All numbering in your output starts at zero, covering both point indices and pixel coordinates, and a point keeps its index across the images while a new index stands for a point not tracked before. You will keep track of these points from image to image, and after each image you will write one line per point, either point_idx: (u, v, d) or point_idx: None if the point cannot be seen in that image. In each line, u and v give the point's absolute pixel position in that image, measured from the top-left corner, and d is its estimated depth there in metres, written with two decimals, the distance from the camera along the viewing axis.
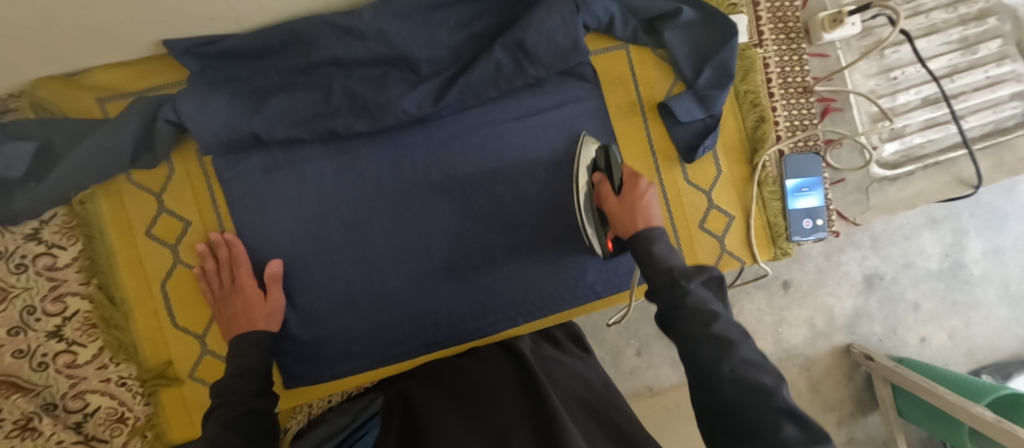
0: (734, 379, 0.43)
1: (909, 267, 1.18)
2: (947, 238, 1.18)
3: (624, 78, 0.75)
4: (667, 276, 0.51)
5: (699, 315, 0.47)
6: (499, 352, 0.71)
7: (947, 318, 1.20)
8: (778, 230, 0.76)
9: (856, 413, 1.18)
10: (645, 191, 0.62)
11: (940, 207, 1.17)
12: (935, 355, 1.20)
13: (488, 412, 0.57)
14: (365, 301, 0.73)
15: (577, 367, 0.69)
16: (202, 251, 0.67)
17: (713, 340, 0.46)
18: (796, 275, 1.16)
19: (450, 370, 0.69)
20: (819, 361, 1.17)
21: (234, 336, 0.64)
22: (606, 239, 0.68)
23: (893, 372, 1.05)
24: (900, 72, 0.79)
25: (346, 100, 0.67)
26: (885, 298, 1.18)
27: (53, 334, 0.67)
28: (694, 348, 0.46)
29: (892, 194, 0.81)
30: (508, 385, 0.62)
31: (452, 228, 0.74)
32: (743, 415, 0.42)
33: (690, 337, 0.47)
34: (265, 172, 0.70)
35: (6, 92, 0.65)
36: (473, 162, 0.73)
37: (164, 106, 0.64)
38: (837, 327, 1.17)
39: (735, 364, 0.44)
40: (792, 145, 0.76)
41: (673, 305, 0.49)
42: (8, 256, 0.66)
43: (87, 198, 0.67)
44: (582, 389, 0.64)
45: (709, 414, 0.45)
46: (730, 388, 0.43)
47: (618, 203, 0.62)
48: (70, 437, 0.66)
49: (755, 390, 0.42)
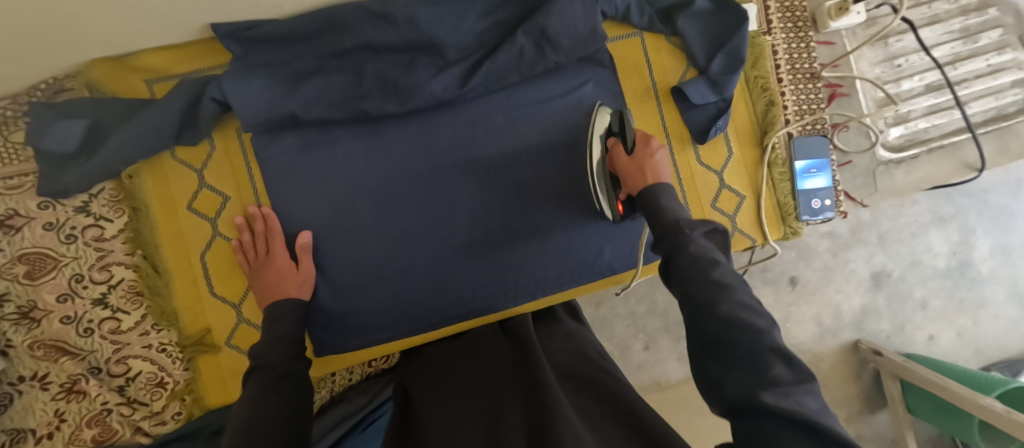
0: (728, 317, 0.43)
1: (916, 265, 1.20)
2: (954, 237, 1.21)
3: (639, 64, 0.78)
4: (674, 225, 0.53)
5: (701, 263, 0.48)
6: (491, 340, 0.74)
7: (954, 316, 1.22)
8: (788, 210, 0.79)
9: (864, 410, 1.19)
10: (656, 150, 0.64)
11: (945, 204, 1.19)
12: (944, 352, 1.21)
13: (484, 394, 0.59)
14: (391, 277, 0.75)
15: (566, 340, 0.72)
16: (240, 224, 0.71)
17: (712, 281, 0.46)
18: (803, 271, 1.19)
19: (457, 360, 0.71)
20: (826, 357, 1.19)
21: (269, 303, 0.67)
22: (616, 202, 0.70)
23: (902, 367, 1.07)
24: (904, 59, 0.82)
25: (378, 83, 0.71)
26: (892, 295, 1.20)
27: (98, 301, 0.71)
28: (691, 288, 0.47)
29: (899, 177, 0.84)
30: (505, 367, 0.64)
31: (476, 207, 0.76)
32: (730, 349, 0.42)
33: (689, 280, 0.47)
34: (299, 152, 0.73)
35: (60, 73, 0.69)
36: (496, 144, 0.76)
37: (210, 86, 0.68)
38: (844, 323, 1.20)
39: (731, 306, 0.44)
40: (800, 129, 0.80)
41: (678, 247, 0.50)
42: (59, 228, 0.71)
43: (134, 172, 0.71)
44: (573, 360, 0.66)
45: (700, 345, 0.45)
46: (724, 326, 0.43)
47: (629, 162, 0.64)
48: (114, 398, 0.70)
49: (747, 331, 0.42)
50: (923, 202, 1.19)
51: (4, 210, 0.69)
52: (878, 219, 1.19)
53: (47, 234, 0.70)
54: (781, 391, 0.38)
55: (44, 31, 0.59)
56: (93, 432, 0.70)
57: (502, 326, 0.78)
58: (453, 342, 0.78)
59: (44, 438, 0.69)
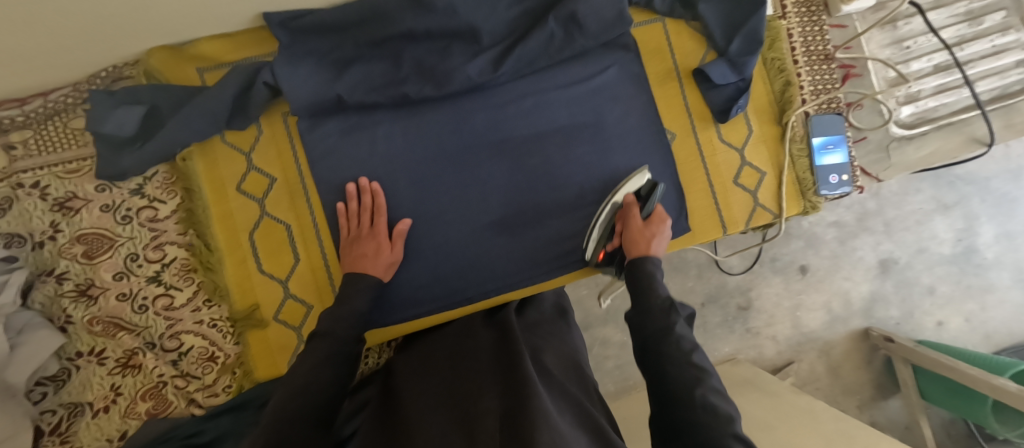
0: (702, 401, 0.48)
1: (922, 252, 1.23)
2: (958, 224, 1.24)
3: (662, 48, 0.82)
4: (669, 303, 0.58)
5: (683, 346, 0.53)
6: (476, 330, 0.72)
7: (962, 301, 1.25)
8: (807, 185, 0.83)
9: (876, 397, 1.22)
10: (663, 229, 0.71)
11: (948, 192, 1.23)
12: (953, 337, 1.24)
13: (463, 377, 0.59)
14: (431, 253, 0.78)
15: (551, 336, 0.69)
16: (351, 191, 0.75)
17: (693, 366, 0.51)
18: (812, 259, 1.22)
19: (445, 344, 0.72)
20: (837, 345, 1.22)
21: (359, 273, 0.70)
22: (600, 250, 0.77)
23: (913, 352, 1.10)
24: (912, 41, 0.86)
25: (415, 69, 0.75)
26: (900, 282, 1.23)
27: (153, 279, 0.74)
28: (668, 368, 0.52)
29: (910, 152, 0.87)
30: (487, 350, 0.64)
31: (508, 186, 0.79)
32: (696, 430, 0.46)
33: (670, 360, 0.53)
34: (341, 135, 0.77)
35: (120, 61, 0.73)
36: (526, 126, 0.80)
37: (262, 71, 0.72)
38: (854, 311, 1.23)
39: (705, 391, 0.49)
40: (816, 107, 0.84)
41: (663, 330, 0.56)
42: (115, 209, 0.74)
43: (187, 155, 0.74)
44: (560, 365, 0.64)
45: (667, 428, 0.50)
46: (699, 410, 0.47)
47: (638, 224, 0.71)
48: (169, 371, 0.74)
49: (719, 415, 0.47)
50: (926, 190, 1.23)
51: (64, 193, 0.73)
52: (883, 207, 1.22)
53: (104, 215, 0.74)
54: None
55: (108, 19, 0.63)
56: (147, 405, 0.73)
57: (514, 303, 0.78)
58: (447, 326, 0.78)
59: (101, 411, 0.72)
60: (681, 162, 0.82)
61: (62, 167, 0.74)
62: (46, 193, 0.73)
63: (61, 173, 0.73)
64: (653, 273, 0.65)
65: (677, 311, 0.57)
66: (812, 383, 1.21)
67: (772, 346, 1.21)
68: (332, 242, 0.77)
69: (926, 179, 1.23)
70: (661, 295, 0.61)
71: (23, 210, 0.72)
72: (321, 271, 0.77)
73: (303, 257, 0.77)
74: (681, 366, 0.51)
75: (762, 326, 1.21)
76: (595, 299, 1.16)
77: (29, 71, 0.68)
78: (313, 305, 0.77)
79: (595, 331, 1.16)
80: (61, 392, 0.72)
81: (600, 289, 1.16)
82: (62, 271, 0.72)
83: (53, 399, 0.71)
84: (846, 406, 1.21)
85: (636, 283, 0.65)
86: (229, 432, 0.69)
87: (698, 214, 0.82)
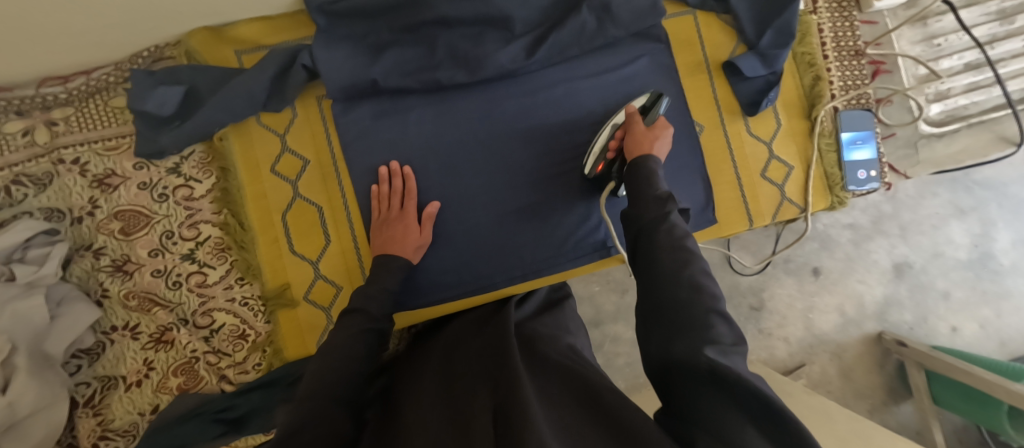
0: (688, 281, 0.48)
1: (937, 256, 1.23)
2: (974, 229, 1.23)
3: (692, 40, 0.83)
4: (665, 194, 0.57)
5: (675, 232, 0.52)
6: (474, 332, 0.70)
7: (977, 307, 1.24)
8: (835, 180, 0.83)
9: (889, 402, 1.21)
10: (662, 133, 0.69)
11: (965, 197, 1.23)
12: (967, 344, 1.23)
13: (457, 376, 0.58)
14: (459, 237, 0.79)
15: (548, 331, 0.67)
16: (383, 174, 0.76)
17: (684, 250, 0.50)
18: (826, 261, 1.22)
19: (440, 347, 0.71)
20: (850, 348, 1.21)
21: (390, 255, 0.71)
22: (599, 162, 0.75)
23: (928, 356, 1.09)
24: (943, 39, 0.86)
25: (449, 55, 0.76)
26: (914, 286, 1.23)
27: (187, 256, 0.75)
28: (660, 257, 0.50)
29: (939, 149, 0.87)
30: (480, 348, 0.63)
31: (537, 172, 0.80)
32: (683, 310, 0.46)
33: (663, 249, 0.51)
34: (373, 118, 0.78)
35: (162, 42, 0.75)
36: (556, 114, 0.80)
37: (301, 54, 0.73)
38: (867, 314, 1.22)
39: (694, 271, 0.48)
40: (845, 103, 0.84)
41: (658, 222, 0.54)
42: (152, 187, 0.75)
43: (224, 135, 0.76)
44: (557, 354, 0.59)
45: (652, 308, 0.49)
46: (684, 289, 0.47)
47: (636, 128, 0.70)
48: (202, 347, 0.75)
49: (704, 294, 0.47)
50: (943, 194, 1.22)
51: (103, 170, 0.75)
52: (899, 211, 1.22)
53: (141, 193, 0.75)
54: (722, 350, 0.42)
55: None
56: (178, 380, 0.74)
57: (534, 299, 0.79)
58: (447, 330, 0.77)
59: (133, 385, 0.73)
60: (708, 154, 0.82)
61: (101, 144, 0.75)
62: (86, 170, 0.74)
63: (101, 150, 0.75)
64: (652, 169, 0.62)
65: (673, 201, 0.56)
66: (824, 386, 1.20)
67: (784, 347, 1.21)
68: (362, 224, 0.78)
69: (943, 183, 1.22)
70: (660, 189, 0.58)
71: (63, 186, 0.74)
72: (351, 253, 0.78)
73: (333, 239, 0.78)
74: (672, 251, 0.50)
75: (774, 326, 1.21)
76: (608, 296, 1.17)
77: (74, 49, 0.70)
78: (342, 286, 0.77)
79: (607, 328, 1.16)
80: (96, 365, 0.74)
81: (613, 285, 1.17)
82: (99, 246, 0.74)
83: (88, 371, 0.73)
84: (858, 410, 1.20)
85: (636, 182, 0.61)
86: (260, 408, 0.74)
87: (724, 205, 0.82)
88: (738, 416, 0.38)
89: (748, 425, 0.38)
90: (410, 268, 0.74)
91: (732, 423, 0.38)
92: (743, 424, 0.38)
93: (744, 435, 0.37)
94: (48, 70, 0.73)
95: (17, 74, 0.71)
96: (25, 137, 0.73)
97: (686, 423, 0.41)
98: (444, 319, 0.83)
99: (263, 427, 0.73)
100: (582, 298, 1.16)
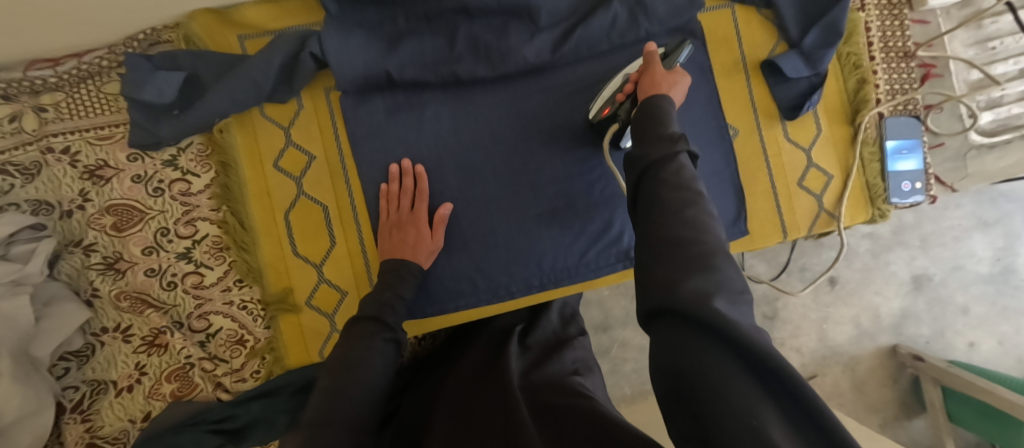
0: (694, 221, 0.41)
1: (958, 269, 1.17)
2: (998, 242, 1.16)
3: (729, 37, 0.77)
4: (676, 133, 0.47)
5: (682, 174, 0.45)
6: (487, 363, 0.65)
7: (996, 323, 1.18)
8: (877, 191, 0.77)
9: (900, 416, 1.16)
10: (675, 76, 0.58)
11: (992, 210, 1.15)
12: (984, 360, 1.17)
13: (471, 422, 0.53)
14: (475, 244, 0.74)
15: (557, 373, 0.63)
16: (394, 172, 0.71)
17: (688, 189, 0.43)
18: (843, 271, 1.16)
19: (451, 375, 0.65)
20: (864, 360, 1.16)
21: (399, 259, 0.67)
22: (603, 108, 0.68)
23: (945, 373, 1.02)
24: (998, 42, 0.80)
25: (469, 47, 0.70)
26: (933, 299, 1.17)
27: (183, 255, 0.71)
28: (661, 194, 0.43)
29: (990, 162, 0.82)
30: (490, 388, 0.58)
31: (559, 176, 0.74)
32: (684, 250, 0.40)
33: (665, 185, 0.44)
34: (387, 114, 0.72)
35: (159, 24, 0.69)
36: (581, 112, 0.75)
37: (309, 41, 0.68)
38: (883, 326, 1.17)
39: (699, 211, 0.42)
40: (891, 108, 0.78)
41: (664, 159, 0.45)
42: (146, 181, 0.70)
43: (225, 127, 0.70)
44: (561, 399, 0.55)
45: (647, 249, 0.42)
46: (686, 228, 0.41)
47: (646, 67, 0.59)
48: (197, 353, 0.71)
49: (708, 234, 0.41)
50: (967, 205, 1.15)
51: (95, 161, 0.70)
52: (920, 222, 1.15)
53: (135, 187, 0.70)
54: (729, 300, 0.37)
55: None
56: (172, 386, 0.70)
57: (562, 331, 0.75)
58: (458, 355, 0.73)
59: (124, 391, 0.69)
60: (743, 160, 0.77)
61: (93, 133, 0.70)
62: (77, 160, 0.69)
63: (93, 139, 0.70)
64: (665, 106, 0.52)
65: (684, 141, 0.47)
66: (835, 399, 1.15)
67: (796, 358, 1.16)
68: (370, 226, 0.73)
69: (968, 194, 1.15)
70: (673, 129, 0.49)
71: (53, 177, 0.69)
72: (358, 256, 0.73)
73: (339, 241, 0.73)
74: (675, 189, 0.43)
75: (787, 337, 1.16)
76: (616, 301, 1.12)
77: (68, 29, 0.65)
78: (348, 291, 0.73)
79: (614, 333, 1.12)
80: (85, 368, 0.69)
81: (621, 290, 1.12)
82: (90, 242, 0.69)
83: (76, 375, 0.69)
84: (870, 424, 1.15)
85: (641, 120, 0.51)
86: (259, 420, 0.69)
87: (758, 215, 0.77)
88: (749, 383, 0.32)
89: (759, 392, 0.32)
90: (421, 274, 0.70)
91: (742, 391, 0.31)
92: (753, 388, 0.32)
93: (756, 402, 0.31)
94: (38, 51, 0.68)
95: (3, 55, 0.66)
96: (12, 124, 0.69)
97: (685, 384, 0.34)
98: (462, 335, 0.79)
99: (263, 441, 0.69)
100: (590, 302, 1.12)
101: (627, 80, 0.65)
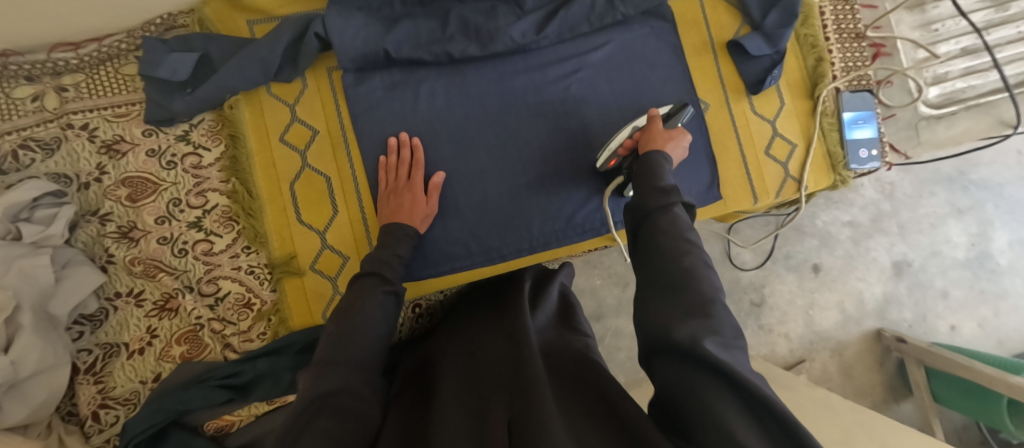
0: (689, 269, 0.46)
1: (935, 254, 1.22)
2: (972, 228, 1.23)
3: (698, 20, 0.84)
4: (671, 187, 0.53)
5: (677, 223, 0.50)
6: (491, 319, 0.69)
7: (976, 306, 1.23)
8: (837, 159, 0.84)
9: (889, 400, 1.20)
10: (680, 138, 0.66)
11: (963, 196, 1.22)
12: (967, 342, 1.22)
13: (483, 370, 0.56)
14: (469, 210, 0.79)
15: (567, 332, 0.66)
16: (393, 145, 0.76)
17: (684, 238, 0.48)
18: (826, 258, 1.22)
19: (457, 336, 0.70)
20: (850, 345, 1.21)
21: (396, 222, 0.72)
22: (612, 158, 0.74)
23: (927, 352, 1.07)
24: (940, 24, 0.88)
25: (460, 28, 0.77)
26: (913, 284, 1.22)
27: (194, 224, 0.75)
28: (660, 243, 0.48)
29: (941, 132, 0.90)
30: (500, 339, 0.61)
31: (547, 147, 0.80)
32: (683, 296, 0.44)
33: (663, 234, 0.49)
34: (385, 90, 0.79)
35: (175, 10, 0.76)
36: (564, 89, 0.81)
37: (313, 22, 0.74)
38: (867, 311, 1.22)
39: (695, 259, 0.46)
40: (847, 84, 0.85)
41: (659, 211, 0.51)
42: (160, 154, 0.75)
43: (234, 103, 0.76)
44: (569, 363, 0.57)
45: (650, 291, 0.47)
46: (680, 272, 0.46)
47: (654, 128, 0.67)
48: (207, 314, 0.75)
49: (699, 281, 0.45)
50: (941, 194, 1.22)
51: (112, 136, 0.75)
52: (898, 209, 1.22)
53: (149, 160, 0.75)
54: (723, 343, 0.40)
55: None
56: (182, 349, 0.74)
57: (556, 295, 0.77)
58: (462, 315, 0.77)
59: (136, 353, 0.73)
60: (714, 131, 0.83)
61: (110, 111, 0.75)
62: (94, 135, 0.74)
63: (111, 116, 0.75)
64: (662, 163, 0.59)
65: (678, 193, 0.52)
66: (825, 383, 1.19)
67: (785, 343, 1.21)
68: (370, 194, 0.78)
69: (940, 183, 1.23)
70: (666, 181, 0.55)
71: (71, 151, 0.73)
72: (358, 223, 0.78)
73: (341, 209, 0.78)
74: (672, 237, 0.48)
75: (775, 322, 1.21)
76: (609, 289, 1.17)
77: (92, 12, 0.71)
78: (349, 255, 0.77)
79: (608, 321, 1.16)
80: (98, 332, 0.73)
81: (614, 279, 1.17)
82: (106, 211, 0.74)
83: (90, 338, 0.72)
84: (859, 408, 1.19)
85: (641, 173, 0.58)
86: (266, 375, 0.72)
87: (730, 182, 0.83)
88: (737, 410, 0.37)
89: (744, 417, 0.37)
90: (418, 236, 0.75)
91: (731, 417, 0.36)
92: (739, 414, 0.37)
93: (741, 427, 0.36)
94: (60, 35, 0.73)
95: (32, 37, 0.72)
96: (35, 103, 0.73)
97: (677, 407, 0.41)
98: (461, 302, 0.84)
99: (266, 397, 0.71)
100: (584, 291, 1.17)
101: (631, 135, 0.71)
